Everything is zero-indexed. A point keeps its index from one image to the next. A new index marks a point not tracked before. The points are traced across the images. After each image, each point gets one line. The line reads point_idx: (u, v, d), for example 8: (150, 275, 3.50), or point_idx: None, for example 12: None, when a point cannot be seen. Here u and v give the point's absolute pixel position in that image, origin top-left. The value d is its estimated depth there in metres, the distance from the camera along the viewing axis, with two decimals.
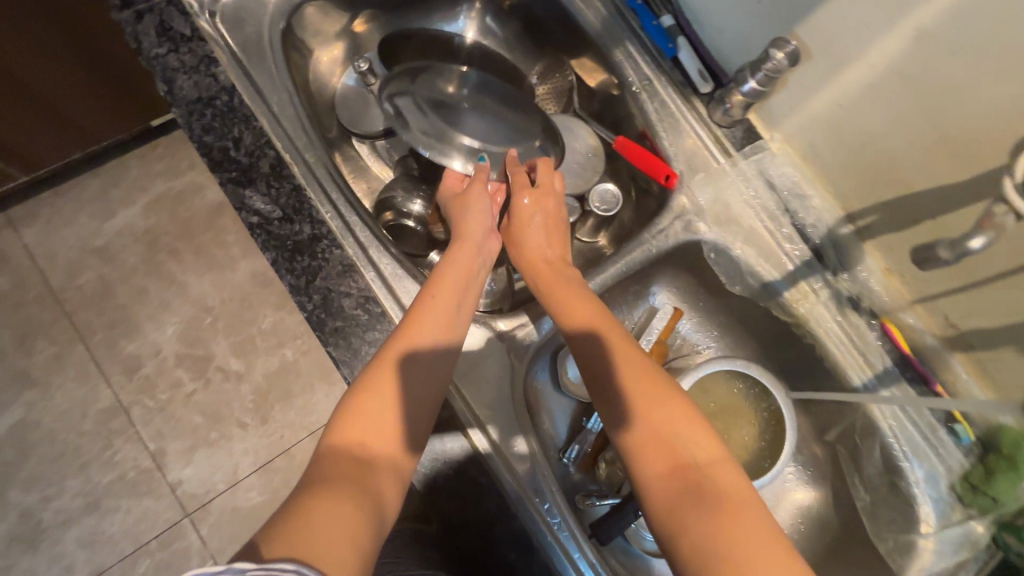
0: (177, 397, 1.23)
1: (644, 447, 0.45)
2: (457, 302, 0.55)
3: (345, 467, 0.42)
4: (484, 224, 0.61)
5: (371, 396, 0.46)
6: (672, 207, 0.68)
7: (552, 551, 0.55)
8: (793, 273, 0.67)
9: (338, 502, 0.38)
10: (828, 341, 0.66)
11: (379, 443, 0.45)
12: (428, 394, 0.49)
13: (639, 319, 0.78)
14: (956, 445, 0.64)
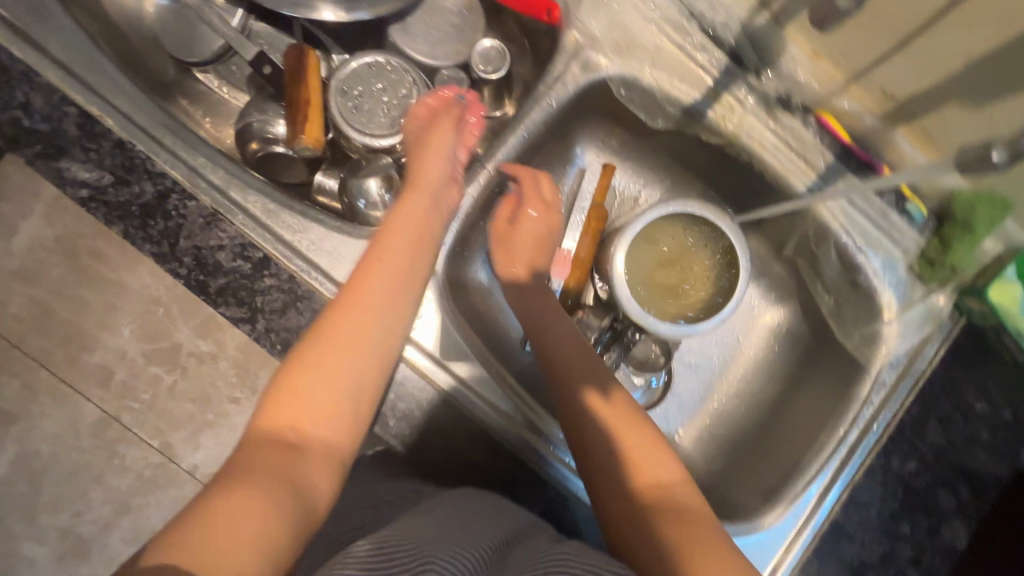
0: (162, 394, 0.78)
1: (617, 463, 0.49)
2: (406, 263, 0.47)
3: (270, 455, 0.38)
4: (439, 170, 0.54)
5: (301, 378, 0.41)
6: (564, 46, 0.58)
7: (512, 437, 0.56)
8: (714, 87, 0.59)
9: (250, 501, 0.34)
10: (765, 152, 0.60)
11: (315, 429, 0.40)
12: (374, 376, 0.44)
13: (570, 187, 0.74)
14: (911, 224, 0.61)
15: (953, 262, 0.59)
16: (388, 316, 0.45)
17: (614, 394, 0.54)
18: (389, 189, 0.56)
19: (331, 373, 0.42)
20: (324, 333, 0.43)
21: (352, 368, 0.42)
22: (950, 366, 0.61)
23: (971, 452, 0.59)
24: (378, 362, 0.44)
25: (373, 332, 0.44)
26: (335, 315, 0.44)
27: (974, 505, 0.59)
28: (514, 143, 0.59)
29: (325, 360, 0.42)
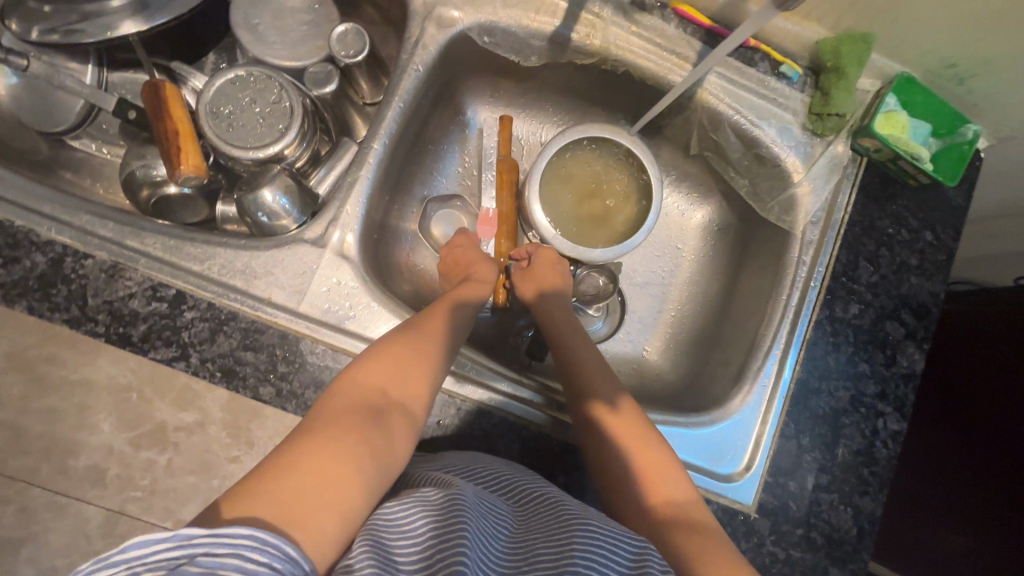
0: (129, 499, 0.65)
1: (645, 469, 0.53)
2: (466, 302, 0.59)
3: (354, 413, 0.45)
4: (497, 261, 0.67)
5: (387, 356, 0.50)
6: (414, 10, 0.59)
7: (479, 391, 0.57)
8: (570, 9, 0.60)
9: (338, 450, 0.41)
10: (636, 57, 0.61)
11: (396, 395, 0.48)
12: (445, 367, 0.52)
13: (473, 150, 0.75)
14: (791, 86, 0.63)
15: (835, 110, 0.61)
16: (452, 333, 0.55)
17: (622, 401, 0.57)
18: (286, 197, 0.56)
19: (422, 360, 0.50)
20: (404, 330, 0.52)
21: (434, 357, 0.51)
22: (864, 206, 0.63)
23: (904, 278, 0.63)
24: (443, 370, 0.52)
25: (450, 340, 0.54)
26: (406, 326, 0.53)
27: (920, 327, 0.63)
28: (394, 116, 0.58)
29: (407, 350, 0.50)
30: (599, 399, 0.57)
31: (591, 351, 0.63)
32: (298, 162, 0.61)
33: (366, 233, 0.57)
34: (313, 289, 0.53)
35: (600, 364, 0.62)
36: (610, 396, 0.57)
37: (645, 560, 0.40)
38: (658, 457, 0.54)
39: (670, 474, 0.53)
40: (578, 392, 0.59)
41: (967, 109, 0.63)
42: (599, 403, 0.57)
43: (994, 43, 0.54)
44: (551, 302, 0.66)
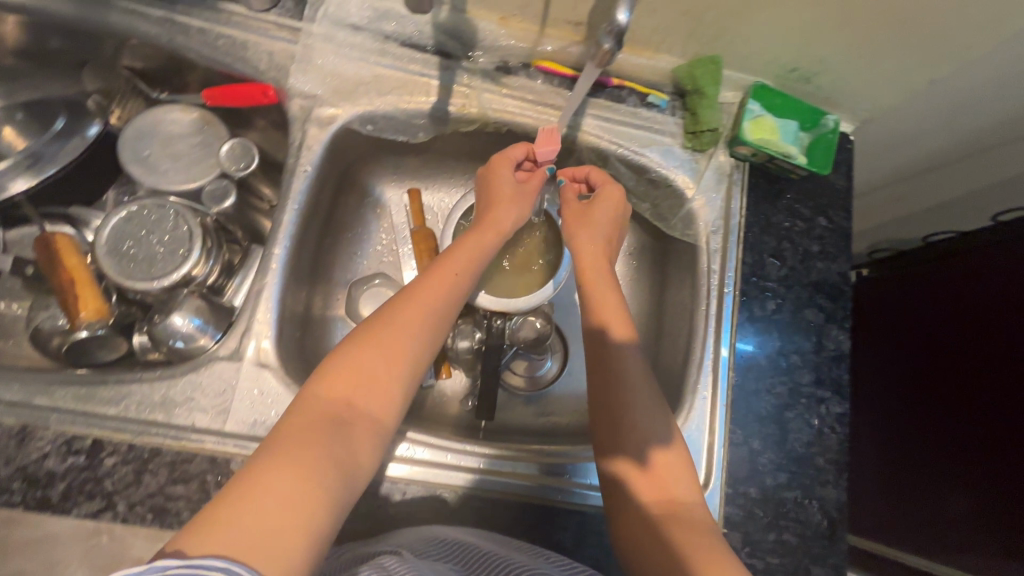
0: None
1: (666, 467, 0.52)
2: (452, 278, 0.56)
3: (321, 423, 0.44)
4: (509, 198, 0.61)
5: (361, 359, 0.48)
6: (293, 115, 0.61)
7: (430, 472, 0.58)
8: (441, 85, 0.63)
9: (304, 470, 0.40)
10: (513, 115, 0.64)
11: (368, 400, 0.47)
12: (417, 366, 0.51)
13: (387, 228, 0.75)
14: (663, 112, 0.67)
15: (709, 125, 0.64)
16: (433, 325, 0.53)
17: (652, 457, 0.53)
18: (198, 318, 0.57)
19: (399, 359, 0.50)
20: (380, 323, 0.51)
21: (407, 358, 0.50)
22: (757, 207, 0.67)
23: (811, 266, 0.66)
24: (417, 373, 0.51)
25: (427, 334, 0.52)
26: (384, 318, 0.52)
27: (838, 308, 0.65)
28: (292, 217, 0.60)
29: (382, 350, 0.49)
30: (627, 452, 0.53)
31: (631, 368, 0.56)
32: (210, 278, 0.62)
33: (284, 336, 0.58)
34: (236, 405, 0.53)
35: (649, 404, 0.55)
36: (639, 454, 0.53)
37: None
38: (678, 474, 0.52)
39: (683, 477, 0.52)
40: (605, 419, 0.55)
41: (824, 99, 0.68)
42: (626, 461, 0.53)
43: (820, 43, 0.59)
44: (601, 267, 0.61)
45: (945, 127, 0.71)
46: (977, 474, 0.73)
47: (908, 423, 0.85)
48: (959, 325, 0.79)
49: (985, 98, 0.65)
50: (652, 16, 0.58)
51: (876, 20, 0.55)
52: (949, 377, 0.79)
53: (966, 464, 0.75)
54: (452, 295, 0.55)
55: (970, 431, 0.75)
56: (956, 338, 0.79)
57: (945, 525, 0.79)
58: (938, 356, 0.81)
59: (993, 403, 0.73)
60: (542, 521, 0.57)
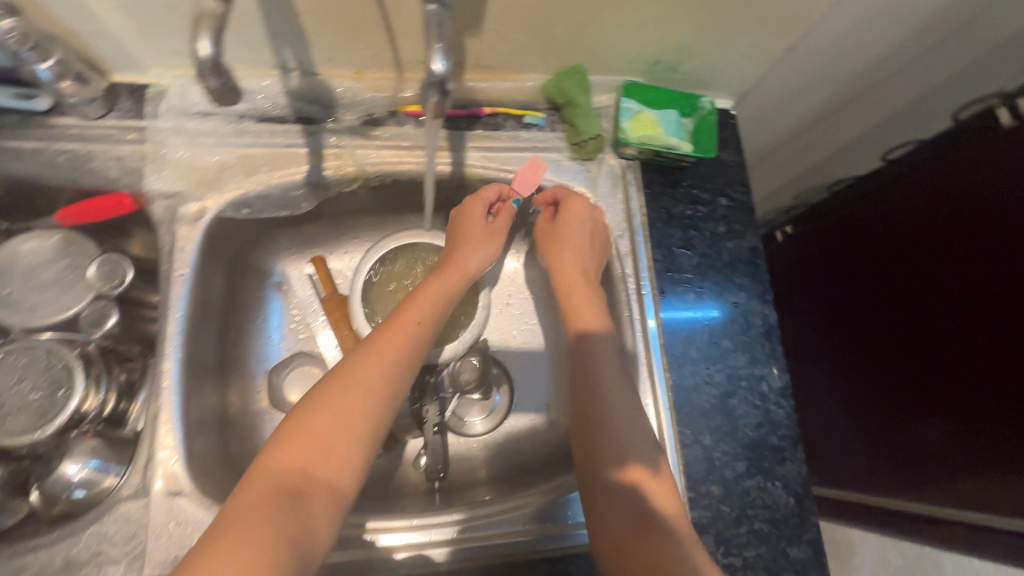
0: None
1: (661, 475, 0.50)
2: (415, 325, 0.54)
3: (272, 496, 0.41)
4: (479, 236, 0.62)
5: (316, 425, 0.45)
6: (158, 218, 0.58)
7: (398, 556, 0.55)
8: (310, 151, 0.61)
9: (247, 556, 0.36)
10: (392, 166, 0.62)
11: (325, 469, 0.44)
12: (381, 421, 0.48)
13: (297, 305, 0.72)
14: (543, 130, 0.66)
15: (589, 135, 0.64)
16: (396, 379, 0.50)
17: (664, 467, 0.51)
18: (96, 458, 0.53)
19: (361, 418, 0.46)
20: (340, 377, 0.48)
21: (370, 417, 0.47)
22: (656, 202, 0.66)
23: (721, 248, 0.66)
24: (379, 433, 0.48)
25: (392, 385, 0.50)
26: (343, 372, 0.49)
27: (757, 284, 0.65)
28: (179, 323, 0.56)
29: (341, 412, 0.46)
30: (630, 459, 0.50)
31: (621, 380, 0.55)
32: (107, 407, 0.57)
33: (196, 455, 0.54)
34: (152, 546, 0.48)
35: (631, 413, 0.53)
36: (650, 456, 0.51)
37: None
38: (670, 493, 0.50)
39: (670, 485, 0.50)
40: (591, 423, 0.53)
41: (695, 83, 0.68)
42: (638, 466, 0.50)
43: (671, 34, 0.59)
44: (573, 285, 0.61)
45: (817, 84, 0.73)
46: (950, 397, 0.74)
47: (877, 362, 0.85)
48: (896, 258, 0.81)
49: (842, 51, 0.66)
50: (502, 41, 0.57)
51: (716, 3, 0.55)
52: (900, 309, 0.80)
53: (938, 390, 0.75)
54: (412, 345, 0.53)
55: (932, 357, 0.76)
56: (898, 270, 0.80)
57: (923, 457, 0.78)
58: (886, 290, 0.83)
59: (947, 325, 0.73)
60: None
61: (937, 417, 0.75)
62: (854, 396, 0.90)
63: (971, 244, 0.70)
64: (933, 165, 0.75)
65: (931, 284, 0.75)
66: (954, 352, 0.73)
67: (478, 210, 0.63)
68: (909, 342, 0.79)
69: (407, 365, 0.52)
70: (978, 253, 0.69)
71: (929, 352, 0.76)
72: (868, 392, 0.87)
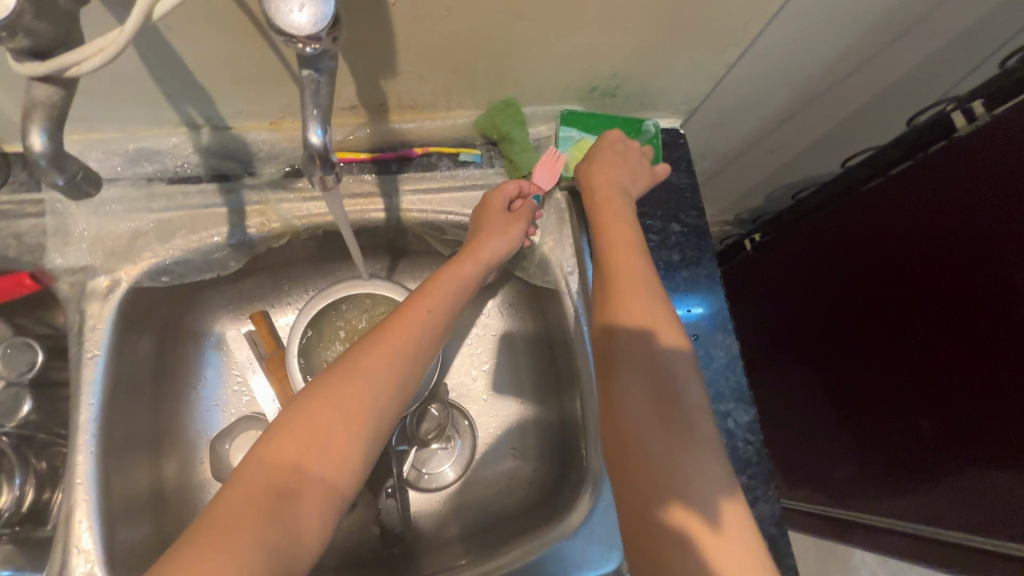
0: None
1: (732, 519, 0.41)
2: (422, 317, 0.50)
3: (262, 489, 0.38)
4: (499, 221, 0.58)
5: (316, 414, 0.42)
6: (65, 296, 0.53)
7: None
8: (229, 210, 0.57)
9: (230, 553, 0.34)
10: (320, 218, 0.58)
11: (321, 464, 0.41)
12: (381, 418, 0.45)
13: (239, 366, 0.68)
14: (481, 167, 0.62)
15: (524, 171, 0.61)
16: (401, 371, 0.47)
17: (721, 519, 0.40)
18: (9, 568, 0.50)
19: (362, 413, 0.43)
20: (345, 367, 0.45)
21: (372, 412, 0.44)
22: None
23: (676, 277, 0.62)
24: (380, 432, 0.45)
25: (397, 379, 0.46)
26: (347, 361, 0.46)
27: (717, 312, 0.62)
28: (92, 408, 0.51)
29: (342, 403, 0.43)
30: (693, 498, 0.41)
31: (680, 381, 0.47)
32: (23, 502, 0.52)
33: (119, 553, 0.50)
34: None
35: (682, 419, 0.45)
36: (709, 503, 0.41)
37: None
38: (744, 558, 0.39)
39: (753, 542, 0.40)
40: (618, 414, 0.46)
41: (639, 105, 0.65)
42: (693, 512, 0.41)
43: (604, 61, 0.56)
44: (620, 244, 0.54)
45: (767, 95, 0.70)
46: (940, 399, 0.70)
47: (856, 364, 0.82)
48: (866, 263, 0.77)
49: (787, 62, 0.63)
50: (422, 82, 0.53)
51: (645, 26, 0.52)
52: (876, 312, 0.77)
53: (926, 392, 0.71)
54: (421, 336, 0.50)
55: (915, 362, 0.72)
56: (871, 273, 0.77)
57: (916, 450, 0.75)
58: (858, 290, 0.79)
59: (922, 328, 0.70)
60: None
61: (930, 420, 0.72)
62: (841, 406, 0.86)
63: (942, 244, 0.66)
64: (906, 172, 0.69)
65: (904, 287, 0.72)
66: (936, 351, 0.69)
67: (500, 200, 0.59)
68: (889, 348, 0.76)
69: (414, 360, 0.49)
70: (952, 253, 0.65)
71: (911, 357, 0.73)
72: (853, 401, 0.84)
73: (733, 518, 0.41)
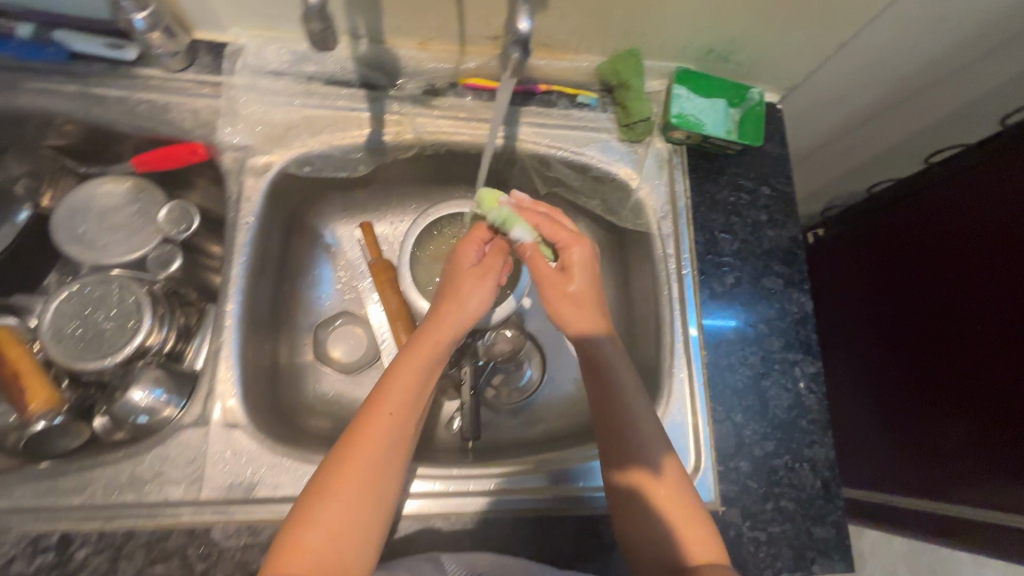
0: None
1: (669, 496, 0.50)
2: (406, 403, 0.49)
3: None
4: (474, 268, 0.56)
5: (303, 540, 0.42)
6: (227, 169, 0.61)
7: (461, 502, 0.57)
8: (372, 116, 0.64)
9: None
10: (448, 135, 0.65)
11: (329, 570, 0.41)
12: (380, 506, 0.45)
13: (344, 266, 0.75)
14: (594, 110, 0.68)
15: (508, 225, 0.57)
16: (381, 473, 0.46)
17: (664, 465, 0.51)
18: (159, 388, 0.56)
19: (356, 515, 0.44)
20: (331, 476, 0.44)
21: (369, 509, 0.45)
22: (700, 187, 0.68)
23: (761, 235, 0.67)
24: (382, 519, 0.46)
25: (386, 472, 0.46)
26: (333, 466, 0.45)
27: (795, 272, 0.66)
28: (241, 269, 0.59)
29: (329, 520, 0.43)
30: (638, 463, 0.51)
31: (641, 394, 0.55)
32: (167, 345, 0.60)
33: (250, 392, 0.57)
34: (210, 471, 0.51)
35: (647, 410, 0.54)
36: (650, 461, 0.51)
37: None
38: (681, 500, 0.50)
39: (692, 520, 0.49)
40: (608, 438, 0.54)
41: (747, 74, 0.70)
42: (638, 470, 0.51)
43: (730, 23, 0.61)
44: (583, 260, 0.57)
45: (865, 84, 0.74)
46: (966, 405, 0.74)
47: (896, 369, 0.86)
48: (925, 260, 0.81)
49: (894, 50, 0.67)
50: (565, 20, 0.59)
51: None
52: (923, 313, 0.81)
53: (960, 398, 0.75)
54: (395, 438, 0.47)
55: (952, 363, 0.76)
56: (928, 273, 0.81)
57: (944, 456, 0.77)
58: (908, 299, 0.84)
59: (958, 328, 0.75)
60: (537, 533, 0.56)
61: (951, 425, 0.76)
62: (875, 408, 0.90)
63: (999, 249, 0.70)
64: (958, 180, 0.76)
65: (955, 287, 0.76)
66: (967, 358, 0.74)
67: (466, 254, 0.56)
68: (933, 349, 0.79)
69: (400, 444, 0.48)
70: (996, 251, 0.70)
71: (949, 356, 0.77)
72: (884, 392, 0.88)
73: (674, 503, 0.50)
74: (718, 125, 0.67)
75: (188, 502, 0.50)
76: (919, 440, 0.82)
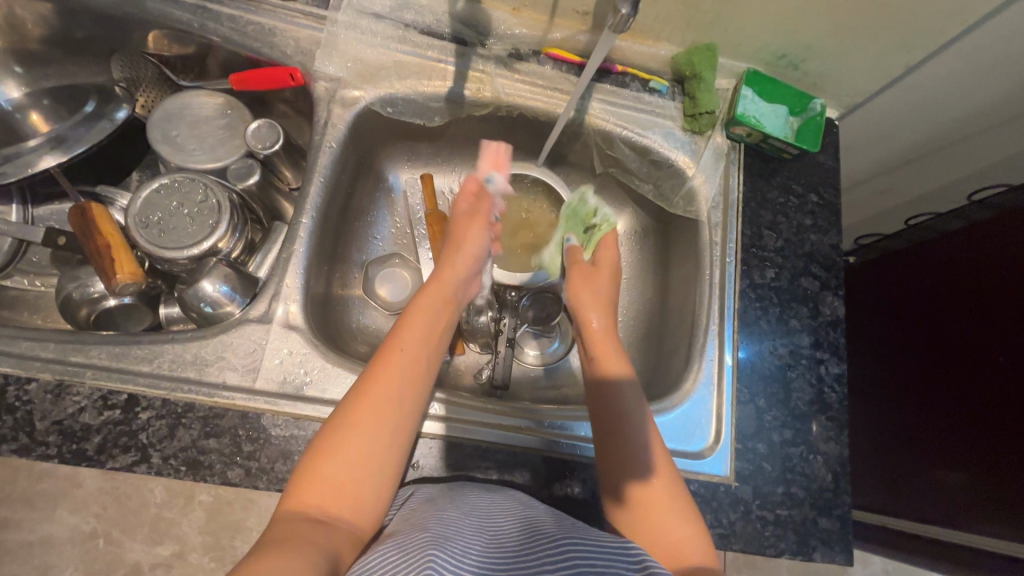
0: None
1: (662, 489, 0.51)
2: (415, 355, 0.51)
3: (303, 526, 0.40)
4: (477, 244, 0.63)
5: (324, 472, 0.44)
6: (318, 96, 0.65)
7: (492, 438, 0.60)
8: (457, 70, 0.68)
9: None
10: (524, 98, 0.68)
11: (340, 506, 0.43)
12: (394, 444, 0.47)
13: (402, 211, 0.79)
14: (663, 98, 0.72)
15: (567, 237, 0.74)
16: (396, 417, 0.47)
17: (630, 490, 0.52)
18: (226, 285, 0.59)
19: (364, 453, 0.45)
20: (348, 413, 0.46)
21: (379, 448, 0.46)
22: (753, 184, 0.71)
23: (805, 238, 0.70)
24: (394, 461, 0.47)
25: (396, 416, 0.47)
26: (351, 402, 0.47)
27: (832, 277, 0.69)
28: (317, 190, 0.63)
29: (347, 455, 0.44)
30: (632, 475, 0.52)
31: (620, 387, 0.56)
32: (234, 252, 0.63)
33: (309, 303, 0.60)
34: (265, 364, 0.55)
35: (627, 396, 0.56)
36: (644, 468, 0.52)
37: (648, 564, 0.39)
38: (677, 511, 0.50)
39: (678, 512, 0.50)
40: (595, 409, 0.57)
41: (810, 86, 0.73)
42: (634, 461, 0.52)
43: (805, 32, 0.64)
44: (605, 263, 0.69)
45: (921, 115, 0.77)
46: (979, 440, 0.75)
47: (911, 401, 0.87)
48: (948, 291, 0.84)
49: (955, 84, 0.70)
50: (653, 6, 0.63)
51: (856, 9, 0.60)
52: (937, 340, 0.85)
53: (972, 429, 0.76)
54: (409, 382, 0.49)
55: (958, 389, 0.79)
56: (948, 304, 0.84)
57: (950, 489, 0.79)
58: (933, 332, 0.86)
59: (975, 359, 0.77)
60: (559, 478, 0.59)
61: (958, 459, 0.78)
62: (884, 436, 0.92)
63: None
64: (996, 219, 0.78)
65: (972, 317, 0.79)
66: (986, 391, 0.75)
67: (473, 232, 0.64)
68: (952, 382, 0.81)
69: (411, 391, 0.49)
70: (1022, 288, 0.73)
71: (956, 383, 0.80)
72: (891, 417, 0.90)
73: (664, 494, 0.51)
74: (777, 128, 0.70)
75: (241, 389, 0.53)
76: (927, 471, 0.83)
